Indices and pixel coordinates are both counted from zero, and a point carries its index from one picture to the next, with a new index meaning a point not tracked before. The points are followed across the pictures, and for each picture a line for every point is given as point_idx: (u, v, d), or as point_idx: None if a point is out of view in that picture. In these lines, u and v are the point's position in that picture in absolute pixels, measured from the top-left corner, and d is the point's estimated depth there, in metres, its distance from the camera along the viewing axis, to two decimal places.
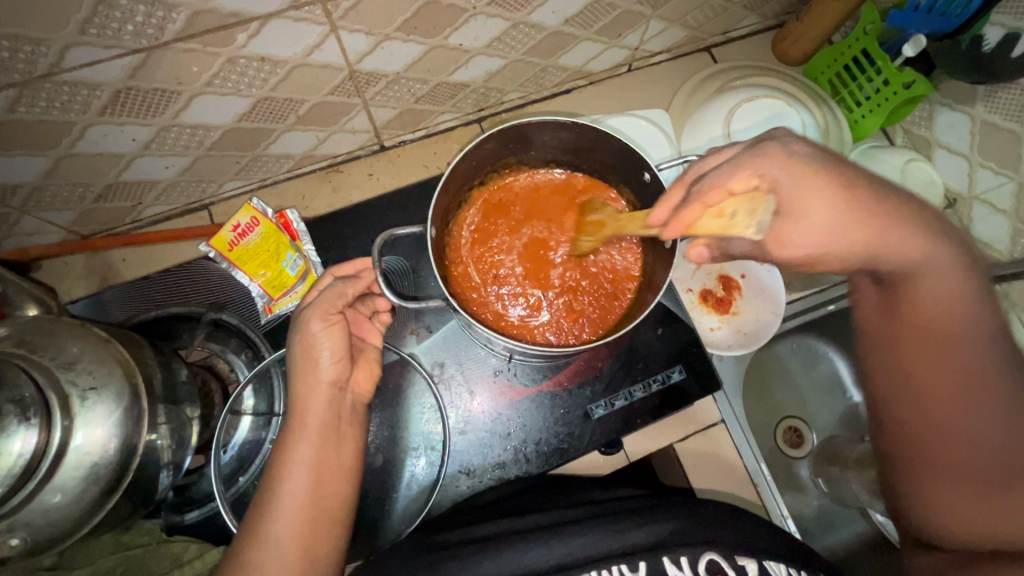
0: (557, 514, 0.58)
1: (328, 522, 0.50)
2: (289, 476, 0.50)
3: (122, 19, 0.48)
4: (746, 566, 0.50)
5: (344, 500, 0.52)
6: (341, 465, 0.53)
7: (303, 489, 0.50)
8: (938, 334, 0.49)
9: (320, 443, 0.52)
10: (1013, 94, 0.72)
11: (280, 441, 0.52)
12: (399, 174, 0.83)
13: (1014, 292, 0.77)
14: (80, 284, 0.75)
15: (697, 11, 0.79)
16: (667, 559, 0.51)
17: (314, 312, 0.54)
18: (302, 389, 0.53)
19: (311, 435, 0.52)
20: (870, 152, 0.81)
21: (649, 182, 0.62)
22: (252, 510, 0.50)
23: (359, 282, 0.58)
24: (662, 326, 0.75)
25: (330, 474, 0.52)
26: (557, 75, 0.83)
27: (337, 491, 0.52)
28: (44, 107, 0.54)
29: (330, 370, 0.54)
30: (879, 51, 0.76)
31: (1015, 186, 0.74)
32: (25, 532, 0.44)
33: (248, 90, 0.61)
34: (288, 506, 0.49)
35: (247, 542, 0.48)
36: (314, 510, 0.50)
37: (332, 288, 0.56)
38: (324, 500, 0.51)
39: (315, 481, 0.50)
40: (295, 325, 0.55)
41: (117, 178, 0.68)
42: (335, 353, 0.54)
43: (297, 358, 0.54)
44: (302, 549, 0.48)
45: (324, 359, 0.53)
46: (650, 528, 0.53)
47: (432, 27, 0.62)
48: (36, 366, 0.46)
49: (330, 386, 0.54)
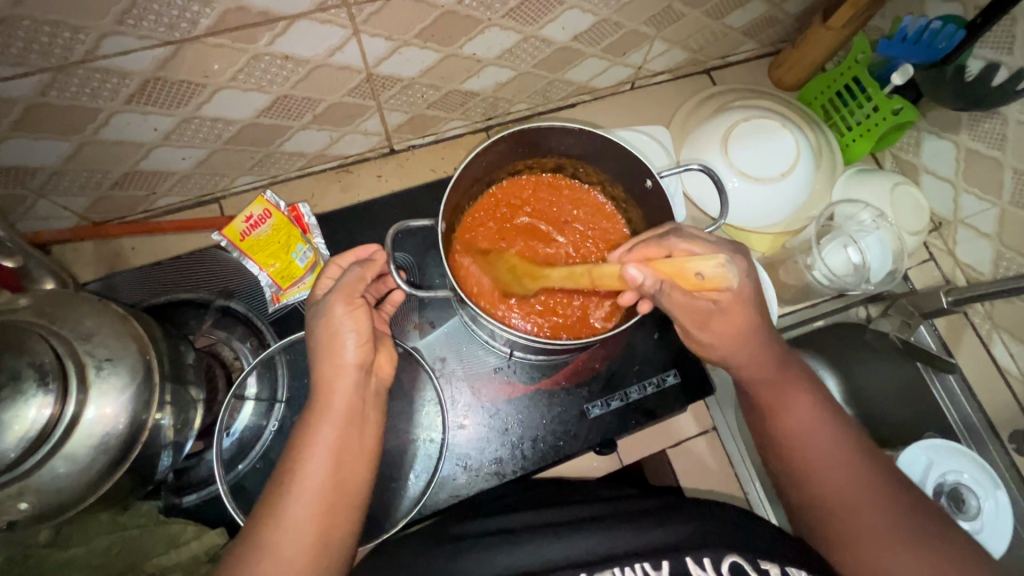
0: (570, 511, 0.60)
1: (343, 506, 0.51)
2: (311, 458, 0.51)
3: (159, 12, 0.51)
4: (769, 570, 0.51)
5: (362, 484, 0.53)
6: (361, 450, 0.53)
7: (322, 472, 0.50)
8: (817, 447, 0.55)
9: (344, 427, 0.53)
10: (994, 125, 0.74)
11: (304, 422, 0.53)
12: (407, 177, 0.86)
13: (996, 313, 0.80)
14: (88, 270, 0.77)
15: (698, 34, 0.84)
16: (690, 559, 0.52)
17: (338, 296, 0.55)
18: (329, 371, 0.54)
19: (335, 417, 0.53)
20: (858, 174, 0.86)
21: (650, 188, 0.65)
22: (271, 489, 0.51)
23: (377, 266, 0.60)
24: (658, 331, 0.77)
25: (351, 459, 0.52)
26: (563, 89, 0.86)
27: (358, 474, 0.53)
28: (75, 93, 0.56)
29: (354, 353, 0.54)
30: (869, 79, 0.81)
31: (996, 213, 0.77)
32: (33, 497, 0.45)
33: (269, 87, 0.64)
34: (309, 488, 0.49)
35: (265, 520, 0.49)
36: (334, 493, 0.50)
37: (352, 272, 0.58)
38: (345, 483, 0.51)
39: (336, 463, 0.51)
40: (318, 308, 0.56)
41: (134, 167, 0.70)
42: (359, 337, 0.55)
43: (321, 340, 0.54)
44: (318, 533, 0.49)
45: (349, 343, 0.54)
46: (667, 529, 0.55)
47: (447, 36, 0.66)
48: (54, 335, 0.47)
49: (356, 368, 0.54)
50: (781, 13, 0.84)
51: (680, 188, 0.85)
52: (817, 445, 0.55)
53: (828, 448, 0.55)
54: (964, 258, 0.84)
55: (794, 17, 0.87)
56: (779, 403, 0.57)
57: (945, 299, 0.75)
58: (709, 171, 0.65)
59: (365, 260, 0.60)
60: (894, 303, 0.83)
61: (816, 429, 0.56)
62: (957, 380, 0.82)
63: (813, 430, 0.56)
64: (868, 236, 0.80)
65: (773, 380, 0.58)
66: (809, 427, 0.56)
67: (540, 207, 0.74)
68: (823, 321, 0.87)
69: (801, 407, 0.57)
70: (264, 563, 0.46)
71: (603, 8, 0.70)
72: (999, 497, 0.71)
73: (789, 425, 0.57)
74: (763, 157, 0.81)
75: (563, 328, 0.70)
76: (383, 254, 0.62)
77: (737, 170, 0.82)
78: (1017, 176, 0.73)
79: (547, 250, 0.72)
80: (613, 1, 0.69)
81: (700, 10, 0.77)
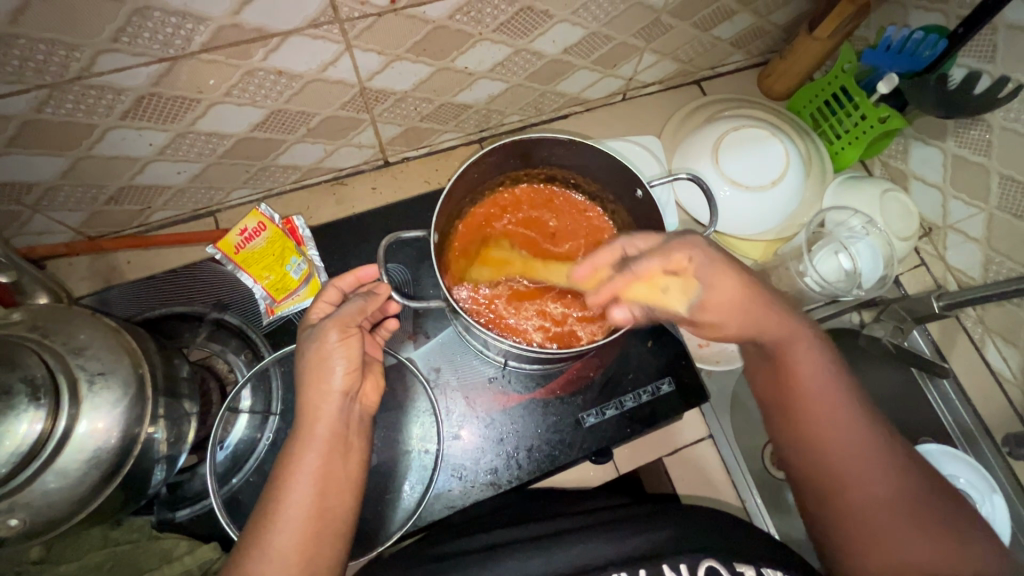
0: (554, 524, 0.61)
1: (329, 532, 0.51)
2: (294, 485, 0.50)
3: (153, 29, 0.51)
4: (744, 572, 0.52)
5: (346, 510, 0.53)
6: (346, 477, 0.53)
7: (306, 499, 0.50)
8: (822, 403, 0.57)
9: (328, 453, 0.53)
10: (978, 131, 0.75)
11: (289, 449, 0.53)
12: (401, 188, 0.87)
13: (988, 317, 0.80)
14: (83, 284, 0.77)
15: (687, 46, 0.85)
16: (667, 566, 0.52)
17: (333, 323, 0.56)
18: (315, 397, 0.54)
19: (320, 445, 0.52)
20: (849, 182, 0.87)
21: (640, 198, 0.66)
22: (258, 514, 0.50)
23: (379, 300, 0.60)
24: (651, 339, 0.77)
25: (336, 485, 0.52)
26: (555, 101, 0.88)
27: (343, 501, 0.53)
28: (70, 109, 0.57)
29: (342, 379, 0.55)
30: (856, 88, 0.81)
31: (984, 217, 0.78)
32: (24, 513, 0.45)
33: (263, 102, 0.65)
34: (294, 516, 0.49)
35: (250, 549, 0.48)
36: (318, 520, 0.50)
37: (353, 303, 0.58)
38: (329, 509, 0.51)
39: (320, 490, 0.51)
40: (313, 332, 0.56)
41: (130, 181, 0.70)
42: (348, 363, 0.55)
43: (309, 366, 0.54)
44: (303, 560, 0.49)
45: (338, 369, 0.55)
46: (649, 535, 0.56)
47: (440, 50, 0.67)
48: (46, 350, 0.48)
49: (342, 395, 0.55)
50: (768, 24, 0.86)
51: (672, 198, 0.86)
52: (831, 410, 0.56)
53: (839, 405, 0.56)
54: (955, 263, 0.85)
55: (781, 28, 0.88)
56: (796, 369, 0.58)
57: (937, 303, 0.74)
58: (698, 179, 0.65)
59: (369, 292, 0.61)
60: (887, 307, 0.83)
61: (825, 381, 0.57)
62: (950, 384, 0.83)
63: (820, 382, 0.57)
64: (859, 243, 0.80)
65: (781, 336, 0.58)
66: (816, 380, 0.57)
67: (534, 218, 0.75)
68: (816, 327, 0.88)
69: (799, 366, 0.58)
70: None
71: (592, 21, 0.71)
72: (997, 501, 0.70)
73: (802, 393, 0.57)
74: (753, 166, 0.83)
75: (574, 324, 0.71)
76: (383, 284, 0.62)
77: (727, 178, 0.83)
78: (1004, 182, 0.74)
79: (550, 251, 0.73)
80: (601, 15, 0.70)
81: (688, 22, 0.79)
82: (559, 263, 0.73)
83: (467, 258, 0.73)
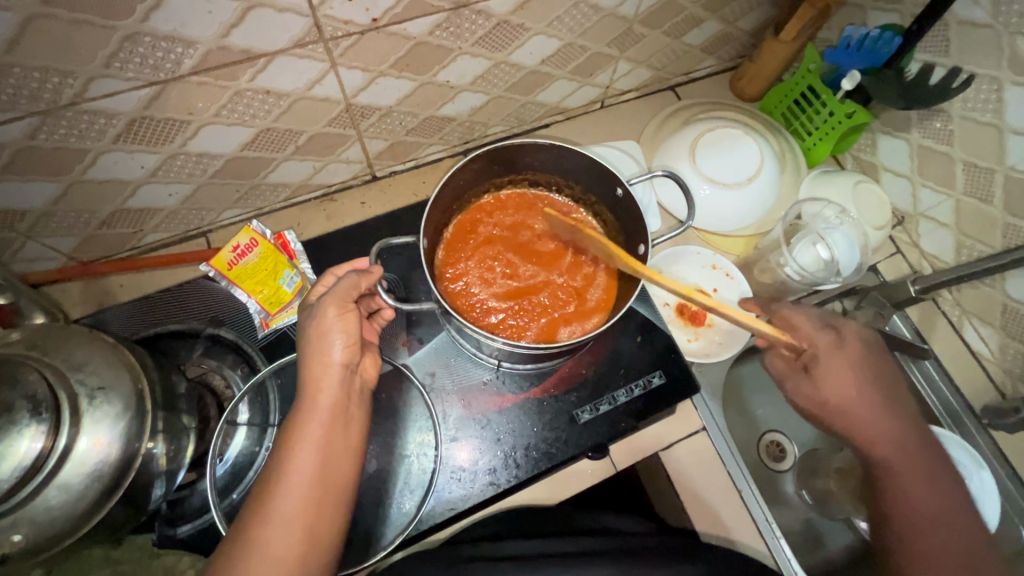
0: (577, 541, 0.63)
1: (330, 500, 0.53)
2: (298, 454, 0.52)
3: (144, 55, 0.53)
4: None
5: (347, 481, 0.55)
6: (348, 447, 0.55)
7: (310, 468, 0.52)
8: (914, 486, 0.63)
9: (330, 423, 0.54)
10: (940, 123, 0.79)
11: (291, 420, 0.54)
12: (390, 201, 0.88)
13: (964, 300, 0.83)
14: (76, 308, 0.78)
15: (660, 53, 0.89)
16: None
17: (331, 300, 0.56)
18: (316, 369, 0.55)
19: (323, 415, 0.54)
20: (822, 176, 0.90)
21: (621, 197, 0.68)
22: (262, 486, 0.52)
23: (373, 275, 0.60)
24: (640, 335, 0.79)
25: (337, 454, 0.54)
26: (536, 111, 0.91)
27: (344, 471, 0.54)
28: (63, 135, 0.58)
29: (341, 353, 0.56)
30: (822, 87, 0.86)
31: (952, 203, 0.82)
32: (27, 529, 0.45)
33: (252, 121, 0.67)
34: (297, 484, 0.51)
35: (254, 517, 0.50)
36: (320, 488, 0.52)
37: (346, 278, 0.58)
38: (332, 479, 0.53)
39: (323, 460, 0.53)
40: (312, 310, 0.57)
41: (121, 205, 0.71)
42: (347, 338, 0.56)
43: (311, 339, 0.56)
44: (306, 527, 0.50)
45: (337, 344, 0.56)
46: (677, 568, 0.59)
47: (422, 66, 0.69)
48: (47, 367, 0.49)
49: (342, 368, 0.56)
50: (736, 30, 0.90)
51: (653, 199, 0.88)
52: (923, 535, 0.62)
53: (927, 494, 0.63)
54: (929, 249, 0.88)
55: (749, 33, 0.92)
56: (898, 481, 0.64)
57: (913, 288, 0.80)
58: (674, 175, 0.67)
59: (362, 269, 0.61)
60: (866, 294, 0.87)
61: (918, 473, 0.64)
62: (932, 366, 0.85)
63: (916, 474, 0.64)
64: (834, 233, 0.83)
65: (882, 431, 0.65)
66: (914, 473, 0.64)
67: (518, 221, 0.76)
68: None
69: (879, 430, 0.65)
70: (254, 556, 0.48)
71: (567, 33, 0.75)
72: (984, 476, 0.73)
73: (897, 507, 0.64)
74: (728, 164, 0.86)
75: (560, 322, 0.72)
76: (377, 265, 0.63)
77: (703, 177, 0.86)
78: (968, 168, 0.77)
79: (534, 255, 0.75)
80: (576, 26, 0.74)
81: (660, 30, 0.83)
82: (544, 265, 0.74)
83: (455, 264, 0.74)
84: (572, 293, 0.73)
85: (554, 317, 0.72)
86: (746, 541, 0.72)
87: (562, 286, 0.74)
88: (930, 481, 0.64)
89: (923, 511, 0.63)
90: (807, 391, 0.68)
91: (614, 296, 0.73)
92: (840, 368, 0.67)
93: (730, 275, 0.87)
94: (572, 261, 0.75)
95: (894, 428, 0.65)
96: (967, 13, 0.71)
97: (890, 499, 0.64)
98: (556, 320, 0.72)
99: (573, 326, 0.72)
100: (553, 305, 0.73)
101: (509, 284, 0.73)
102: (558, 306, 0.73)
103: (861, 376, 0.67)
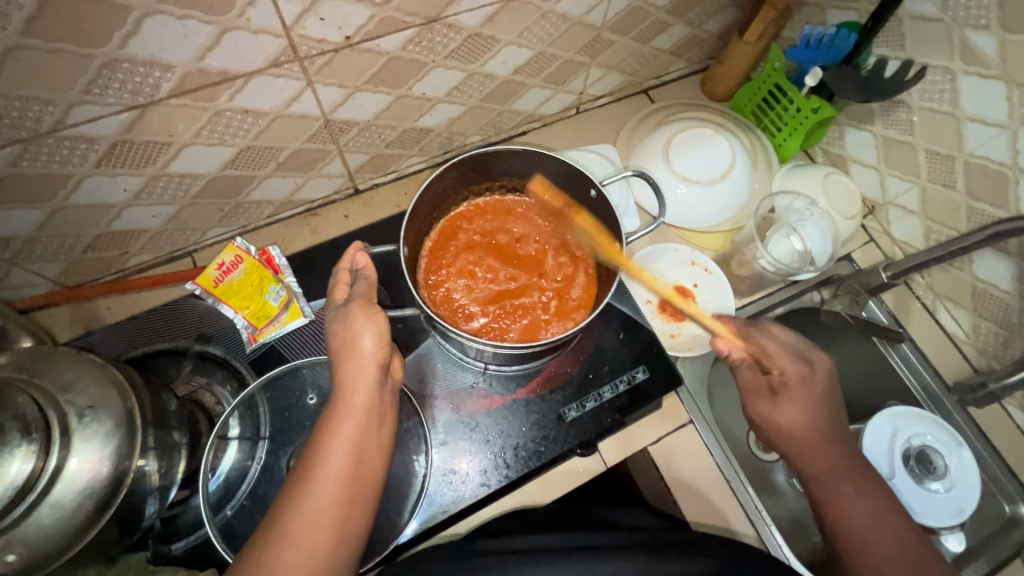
0: (588, 537, 0.64)
1: (360, 496, 0.54)
2: (332, 450, 0.53)
3: (123, 80, 0.55)
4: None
5: (376, 478, 0.56)
6: (379, 445, 0.57)
7: (343, 465, 0.53)
8: (858, 497, 0.64)
9: (364, 421, 0.56)
10: (902, 113, 0.82)
11: (325, 418, 0.56)
12: (373, 214, 0.90)
13: (937, 284, 0.86)
14: (64, 333, 0.78)
15: (630, 58, 0.91)
16: None
17: (359, 303, 0.59)
18: (352, 367, 0.57)
19: (358, 413, 0.56)
20: (793, 170, 0.91)
21: (595, 198, 0.70)
22: (289, 484, 0.53)
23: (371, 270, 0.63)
24: (623, 331, 0.81)
25: (369, 452, 0.55)
26: (512, 119, 0.93)
27: (374, 468, 0.55)
28: (45, 161, 0.60)
29: (374, 352, 0.58)
30: (787, 84, 0.89)
31: (919, 191, 0.84)
32: (21, 548, 0.46)
33: (232, 140, 0.68)
34: (330, 480, 0.52)
35: (284, 513, 0.51)
36: (352, 485, 0.53)
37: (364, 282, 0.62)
38: (363, 475, 0.54)
39: (355, 456, 0.54)
40: (341, 313, 0.60)
41: (107, 228, 0.72)
42: (378, 338, 0.58)
43: (345, 341, 0.58)
44: (337, 523, 0.51)
45: (368, 344, 0.58)
46: (692, 562, 0.59)
47: (397, 80, 0.71)
48: (36, 389, 0.49)
49: (376, 368, 0.58)
50: (703, 33, 0.93)
51: (631, 201, 0.90)
52: (868, 539, 0.62)
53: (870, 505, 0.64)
54: (899, 236, 0.90)
55: (715, 36, 0.95)
56: (840, 488, 0.65)
57: (885, 273, 0.82)
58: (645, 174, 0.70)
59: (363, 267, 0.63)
60: (842, 282, 0.88)
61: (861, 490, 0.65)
62: (910, 348, 0.87)
63: (859, 487, 0.65)
64: (807, 225, 0.86)
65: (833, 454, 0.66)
66: (858, 486, 0.65)
67: (496, 227, 0.78)
68: (783, 307, 0.90)
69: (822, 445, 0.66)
70: (283, 550, 0.48)
71: (538, 42, 0.77)
72: (963, 454, 0.77)
73: (840, 519, 0.63)
74: (701, 162, 0.88)
75: (543, 323, 0.74)
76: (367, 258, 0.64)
77: (677, 176, 0.88)
78: (931, 157, 0.80)
79: (514, 259, 0.77)
80: (545, 36, 0.76)
81: (628, 36, 0.85)
82: (525, 268, 0.76)
83: (437, 272, 0.76)
84: (553, 294, 0.75)
85: (536, 318, 0.74)
86: (735, 526, 0.74)
87: (543, 287, 0.75)
88: (871, 492, 0.65)
89: (869, 517, 0.63)
90: (766, 410, 0.68)
91: (593, 295, 0.75)
92: (805, 398, 0.68)
93: (709, 270, 0.89)
94: (552, 263, 0.77)
95: (840, 450, 0.67)
96: (919, 8, 0.74)
97: (835, 508, 0.64)
98: (538, 321, 0.74)
99: (555, 326, 0.74)
100: (535, 306, 0.74)
101: (492, 288, 0.75)
102: (539, 307, 0.74)
103: (820, 403, 0.68)
